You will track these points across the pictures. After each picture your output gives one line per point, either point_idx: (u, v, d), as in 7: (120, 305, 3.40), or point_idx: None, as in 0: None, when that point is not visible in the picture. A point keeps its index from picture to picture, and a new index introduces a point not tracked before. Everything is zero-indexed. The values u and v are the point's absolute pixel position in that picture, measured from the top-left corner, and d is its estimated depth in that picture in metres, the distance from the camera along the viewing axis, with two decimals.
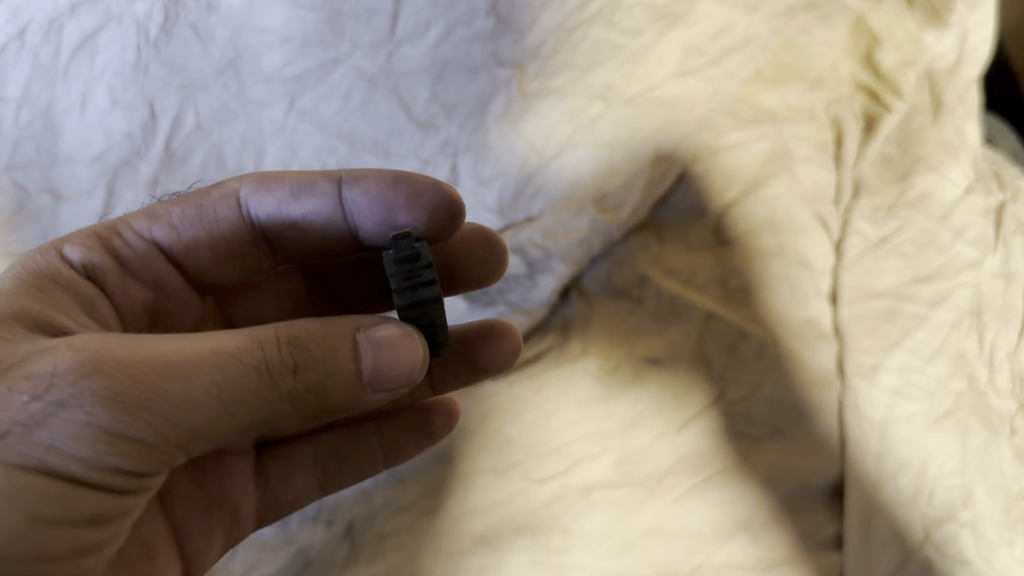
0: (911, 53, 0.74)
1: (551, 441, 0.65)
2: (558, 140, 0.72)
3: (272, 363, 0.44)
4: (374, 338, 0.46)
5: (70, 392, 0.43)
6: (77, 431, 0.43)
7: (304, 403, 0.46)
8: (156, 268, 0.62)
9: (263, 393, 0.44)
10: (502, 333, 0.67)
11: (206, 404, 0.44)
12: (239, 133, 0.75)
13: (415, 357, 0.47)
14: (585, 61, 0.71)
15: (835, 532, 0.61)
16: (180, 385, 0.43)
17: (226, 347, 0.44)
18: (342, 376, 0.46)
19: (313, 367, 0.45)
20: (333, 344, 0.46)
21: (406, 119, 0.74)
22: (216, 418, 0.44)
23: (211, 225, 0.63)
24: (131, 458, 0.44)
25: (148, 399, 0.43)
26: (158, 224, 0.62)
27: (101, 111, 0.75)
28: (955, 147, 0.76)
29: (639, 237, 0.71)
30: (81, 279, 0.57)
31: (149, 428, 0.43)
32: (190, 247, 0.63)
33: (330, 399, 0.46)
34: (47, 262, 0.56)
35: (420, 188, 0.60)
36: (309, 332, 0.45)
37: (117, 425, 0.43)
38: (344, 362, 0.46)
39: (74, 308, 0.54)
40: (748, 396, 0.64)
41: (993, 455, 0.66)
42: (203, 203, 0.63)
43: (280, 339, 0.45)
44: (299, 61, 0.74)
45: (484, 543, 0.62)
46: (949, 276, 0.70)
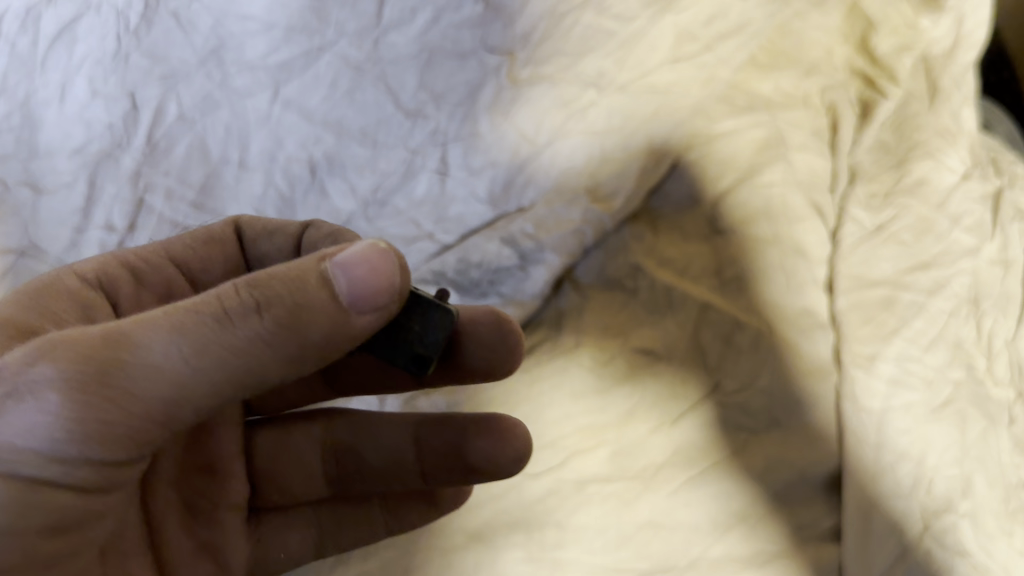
0: (907, 39, 0.76)
1: (545, 435, 0.64)
2: (550, 130, 0.70)
3: (230, 309, 0.40)
4: (341, 261, 0.41)
5: (26, 378, 0.40)
6: (37, 417, 0.40)
7: (280, 345, 0.41)
8: (173, 284, 0.61)
9: (230, 342, 0.40)
10: (495, 428, 0.58)
11: (171, 367, 0.40)
12: (222, 124, 0.73)
13: (393, 270, 0.42)
14: (576, 47, 0.70)
15: (833, 524, 0.61)
16: (140, 353, 0.40)
17: (182, 306, 0.41)
18: (316, 309, 0.41)
19: (277, 304, 0.41)
20: (297, 277, 0.41)
21: (393, 108, 0.72)
22: (188, 381, 0.41)
23: (221, 246, 0.62)
24: (103, 438, 0.41)
25: (105, 372, 0.40)
26: (174, 248, 0.62)
27: (81, 102, 0.74)
28: (952, 133, 0.75)
29: (632, 227, 0.70)
30: (88, 288, 0.57)
31: (115, 404, 0.41)
32: (206, 267, 0.62)
33: (309, 338, 0.41)
34: (56, 275, 0.57)
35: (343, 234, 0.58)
36: (270, 273, 0.41)
37: (78, 404, 0.40)
38: (314, 293, 0.41)
39: (69, 313, 0.55)
40: (745, 387, 0.63)
41: (992, 444, 0.66)
42: (210, 232, 0.62)
43: (238, 284, 0.41)
44: (283, 48, 0.73)
45: (477, 538, 0.61)
46: (946, 264, 0.69)
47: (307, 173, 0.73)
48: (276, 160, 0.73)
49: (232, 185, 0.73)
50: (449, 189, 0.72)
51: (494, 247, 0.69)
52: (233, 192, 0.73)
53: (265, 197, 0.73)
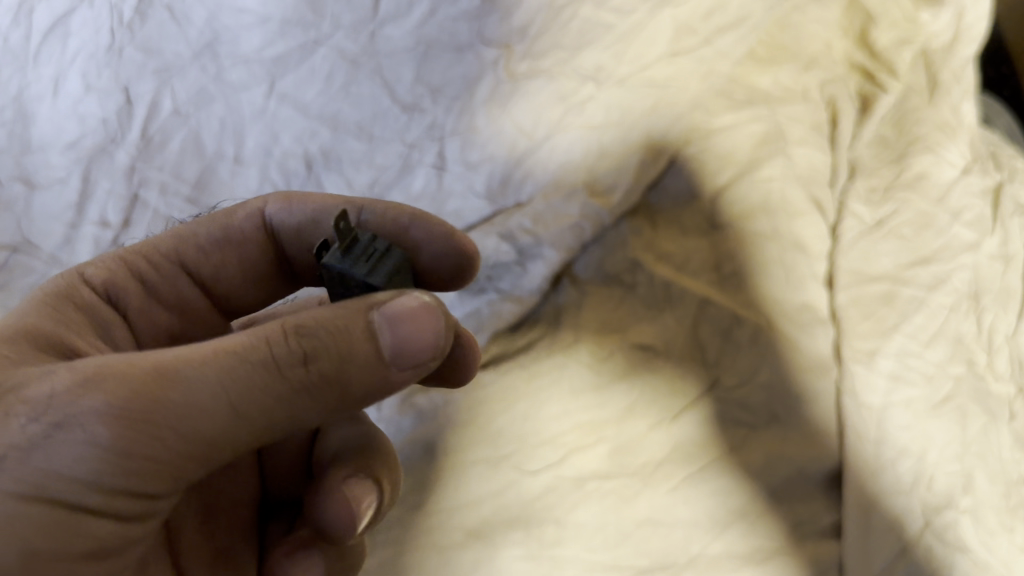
0: (906, 31, 0.75)
1: (544, 432, 0.63)
2: (547, 124, 0.70)
3: (280, 357, 0.38)
4: (387, 312, 0.39)
5: (65, 417, 0.37)
6: (74, 459, 0.37)
7: (325, 396, 0.39)
8: (183, 290, 0.55)
9: (275, 391, 0.38)
10: (339, 490, 0.51)
11: (216, 410, 0.37)
12: (217, 118, 0.72)
13: (435, 328, 0.40)
14: (575, 40, 0.69)
15: (834, 520, 0.60)
16: (185, 398, 0.37)
17: (230, 345, 0.38)
18: (363, 361, 0.39)
19: (326, 355, 0.38)
20: (347, 327, 0.38)
21: (389, 102, 0.72)
22: (231, 428, 0.38)
23: (241, 244, 0.56)
24: (142, 477, 0.38)
25: (149, 417, 0.37)
26: (184, 248, 0.55)
27: (74, 96, 0.73)
28: (952, 128, 0.74)
29: (630, 222, 0.69)
30: (104, 305, 0.51)
31: (157, 446, 0.37)
32: (221, 267, 0.56)
33: (354, 390, 0.39)
34: (64, 287, 0.50)
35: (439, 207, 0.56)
36: (320, 318, 0.38)
37: (123, 446, 0.37)
38: (360, 344, 0.38)
39: (89, 332, 0.49)
40: (744, 382, 0.63)
41: (993, 440, 0.65)
42: (230, 225, 0.56)
43: (287, 328, 0.38)
44: (278, 42, 0.72)
45: (477, 536, 0.60)
46: (946, 259, 0.68)
47: (303, 168, 0.72)
48: (272, 154, 0.72)
49: (226, 180, 0.72)
50: (446, 184, 0.72)
51: (492, 242, 0.69)
52: (228, 186, 0.72)
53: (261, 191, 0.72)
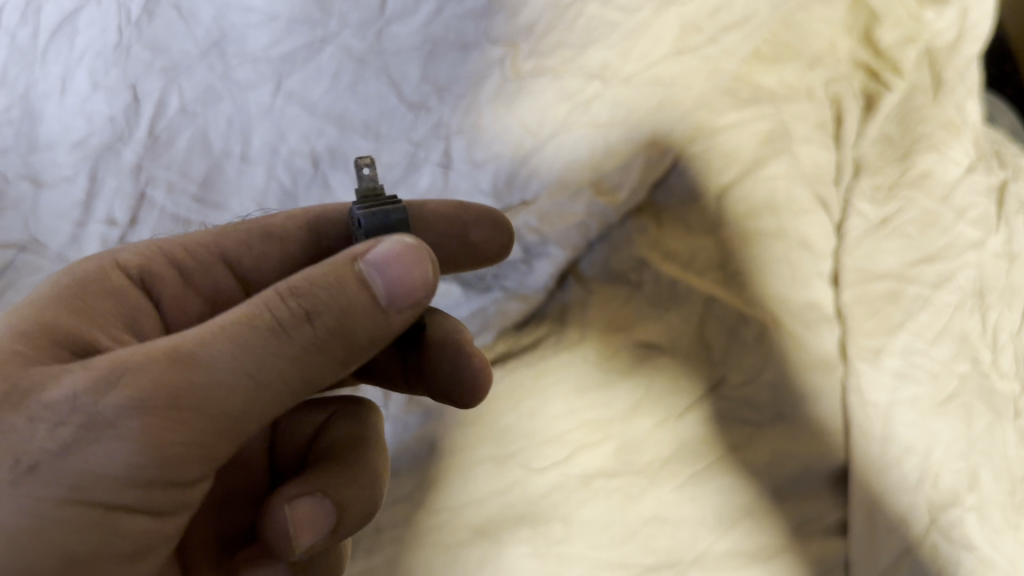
0: (910, 31, 0.75)
1: (550, 430, 0.63)
2: (554, 123, 0.70)
3: (282, 320, 0.39)
4: (373, 259, 0.40)
5: (89, 413, 0.38)
6: (107, 452, 0.38)
7: (332, 348, 0.40)
8: (219, 283, 0.56)
9: (288, 353, 0.39)
10: (283, 510, 0.48)
11: (235, 381, 0.39)
12: (224, 117, 0.72)
13: (424, 267, 0.41)
14: (581, 38, 0.69)
15: (839, 518, 0.61)
16: (203, 375, 0.38)
17: (234, 318, 0.39)
18: (362, 310, 0.40)
19: (326, 308, 0.39)
20: (338, 281, 0.40)
21: (396, 100, 0.72)
22: (253, 398, 0.39)
23: (281, 242, 0.57)
24: (177, 463, 0.39)
25: (172, 398, 0.38)
26: (224, 244, 0.57)
27: (81, 95, 0.73)
28: (956, 126, 0.74)
29: (635, 221, 0.69)
30: (135, 288, 0.52)
31: (187, 426, 0.38)
32: (260, 264, 0.57)
33: (358, 340, 0.41)
34: (93, 267, 0.51)
35: (499, 218, 0.61)
36: (311, 277, 0.40)
37: (153, 435, 0.38)
38: (355, 295, 0.40)
39: (114, 318, 0.49)
40: (750, 380, 0.63)
41: (998, 437, 0.65)
42: (272, 225, 0.57)
43: (282, 291, 0.39)
44: (286, 40, 0.72)
45: (484, 534, 0.61)
46: (951, 257, 0.68)
47: (310, 167, 0.72)
48: (278, 153, 0.72)
49: (233, 179, 0.72)
50: (452, 182, 0.71)
51: None
52: (234, 185, 0.72)
53: (268, 189, 0.72)
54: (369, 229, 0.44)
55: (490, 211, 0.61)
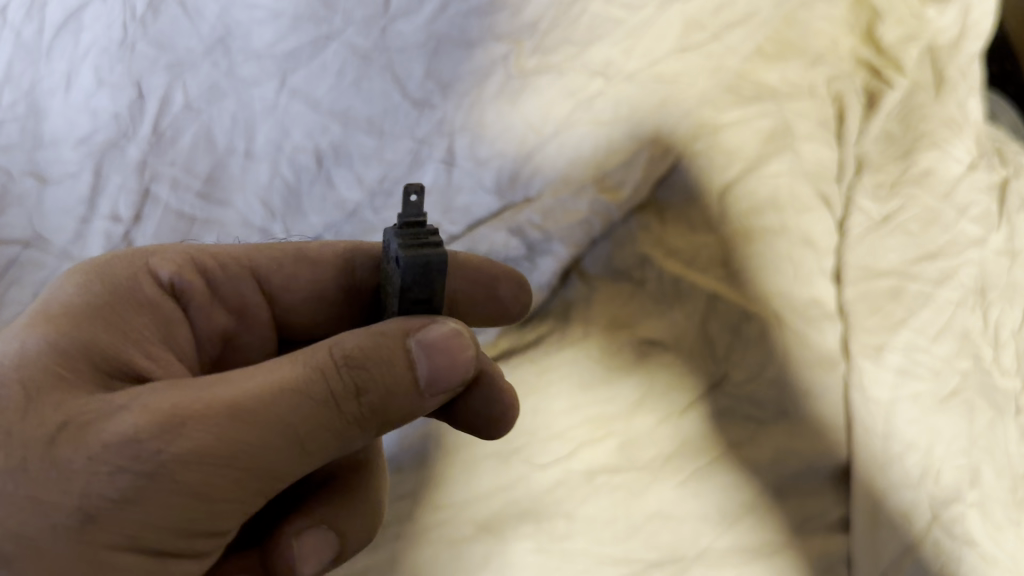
0: (912, 29, 0.75)
1: (554, 426, 0.64)
2: (557, 120, 0.70)
3: (335, 391, 0.40)
4: (425, 340, 0.41)
5: (154, 465, 0.38)
6: (166, 506, 0.38)
7: (372, 424, 0.42)
8: (247, 297, 0.55)
9: (332, 424, 0.40)
10: (291, 543, 0.49)
11: (283, 448, 0.40)
12: (228, 113, 0.73)
13: (467, 356, 0.43)
14: (585, 36, 0.70)
15: (842, 514, 0.61)
16: (260, 438, 0.39)
17: (289, 381, 0.40)
18: (404, 390, 0.42)
19: (373, 387, 0.41)
20: (387, 357, 0.41)
21: (401, 97, 0.72)
22: (294, 462, 0.41)
23: (315, 266, 0.56)
24: (218, 517, 0.40)
25: (231, 458, 0.39)
26: (258, 259, 0.55)
27: (86, 91, 0.73)
28: (959, 123, 0.74)
29: (639, 217, 0.69)
30: (166, 297, 0.50)
31: (234, 485, 0.39)
32: (289, 283, 0.56)
33: (395, 417, 0.42)
34: (130, 273, 0.49)
35: (522, 283, 0.61)
36: (364, 348, 0.41)
37: (204, 490, 0.39)
38: (400, 375, 0.41)
39: (150, 330, 0.48)
40: (753, 377, 0.63)
41: (999, 434, 0.65)
42: (308, 250, 0.56)
43: (336, 359, 0.41)
44: (290, 37, 0.72)
45: (487, 529, 0.61)
46: (953, 254, 0.68)
47: (314, 163, 0.72)
48: (282, 149, 0.72)
49: (238, 175, 0.72)
50: (456, 179, 0.71)
51: (501, 237, 0.69)
52: (239, 181, 0.72)
53: (272, 186, 0.72)
54: (406, 268, 0.41)
55: (513, 271, 0.60)
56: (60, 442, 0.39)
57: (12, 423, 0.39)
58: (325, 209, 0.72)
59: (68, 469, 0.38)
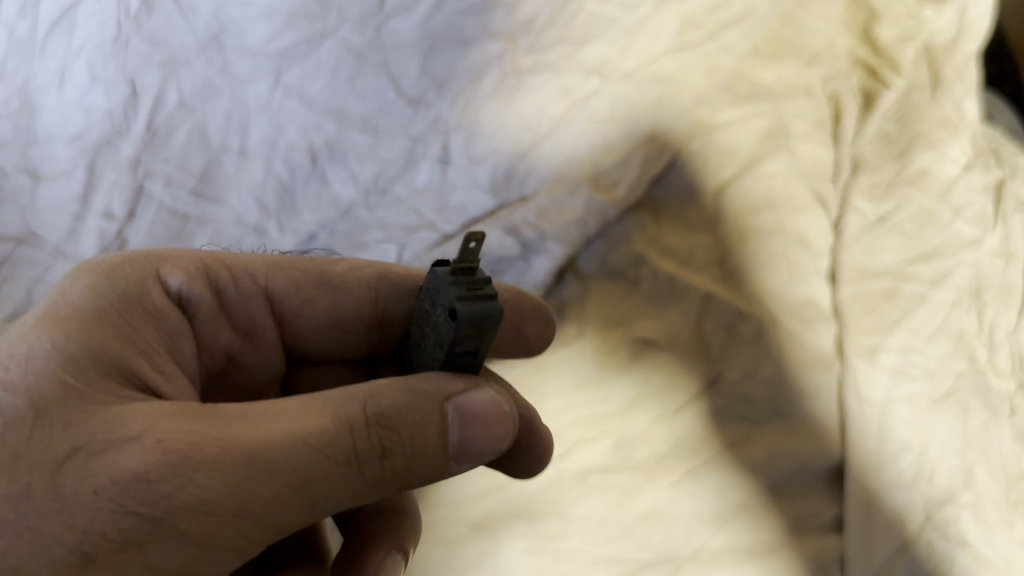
0: (910, 28, 0.75)
1: (548, 426, 0.64)
2: (552, 119, 0.70)
3: (359, 451, 0.40)
4: (462, 408, 0.42)
5: (161, 509, 0.38)
6: (166, 552, 0.38)
7: (392, 486, 0.42)
8: (257, 317, 0.55)
9: (351, 482, 0.41)
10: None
11: (300, 503, 0.40)
12: (222, 111, 0.72)
13: (499, 427, 0.44)
14: (580, 34, 0.70)
15: (834, 515, 0.61)
16: (276, 490, 0.39)
17: (317, 434, 0.40)
18: (429, 456, 0.42)
19: (401, 450, 0.41)
20: (420, 417, 0.41)
21: (395, 96, 0.71)
22: (305, 517, 0.41)
23: (333, 287, 0.56)
24: (217, 568, 0.40)
25: (242, 509, 0.39)
26: (277, 279, 0.55)
27: (80, 88, 0.73)
28: (954, 124, 0.74)
29: (633, 217, 0.69)
30: (172, 307, 0.50)
31: (239, 537, 0.39)
32: (304, 307, 0.56)
33: (416, 481, 0.42)
34: (141, 280, 0.49)
35: (549, 322, 0.60)
36: (399, 408, 0.41)
37: (210, 540, 0.39)
38: (429, 439, 0.42)
39: (157, 344, 0.48)
40: (748, 377, 0.63)
41: (993, 435, 0.65)
42: (331, 275, 0.56)
43: (368, 416, 0.41)
44: (284, 35, 0.71)
45: (480, 529, 0.61)
46: (948, 255, 0.68)
47: (308, 162, 0.72)
48: (276, 147, 0.72)
49: (232, 173, 0.72)
50: (451, 177, 0.72)
51: (496, 237, 0.68)
52: (232, 178, 0.73)
53: (266, 184, 0.72)
54: (461, 322, 0.39)
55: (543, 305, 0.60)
56: (65, 473, 0.38)
57: (17, 445, 0.39)
58: (319, 207, 0.72)
59: (72, 502, 0.38)
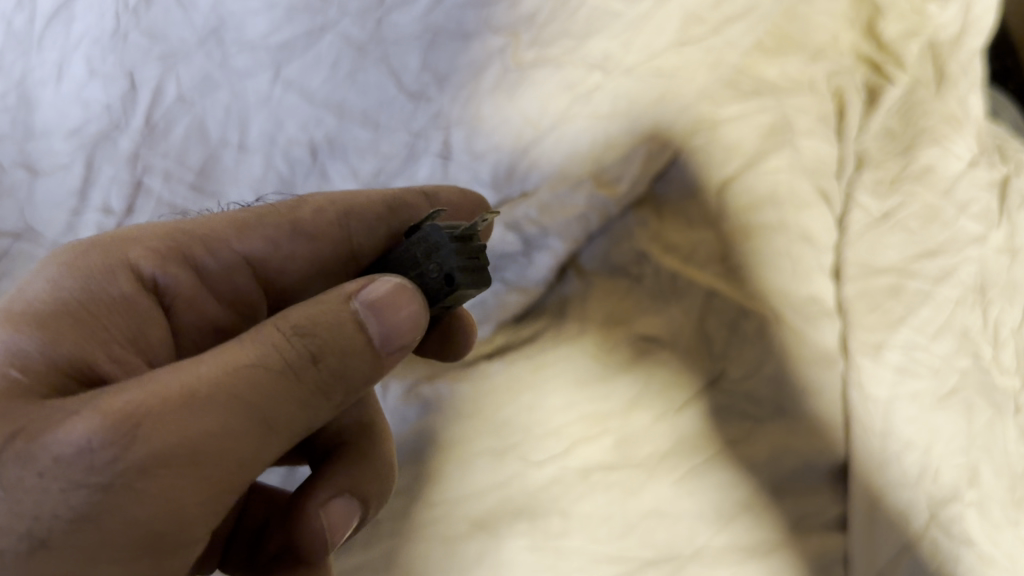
0: (913, 24, 0.75)
1: (549, 423, 0.63)
2: (554, 114, 0.70)
3: (290, 363, 0.40)
4: (369, 300, 0.41)
5: (106, 475, 0.36)
6: (126, 522, 0.37)
7: (336, 392, 0.41)
8: (236, 283, 0.56)
9: (294, 397, 0.40)
10: (319, 515, 0.53)
11: (250, 430, 0.39)
12: (222, 105, 0.72)
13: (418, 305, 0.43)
14: (583, 29, 0.69)
15: (839, 513, 0.60)
16: (221, 423, 0.38)
17: (241, 360, 0.39)
18: (361, 352, 0.41)
19: (330, 352, 0.40)
20: (338, 319, 0.41)
21: (396, 90, 0.71)
22: (261, 445, 0.40)
23: (310, 238, 0.58)
24: (194, 522, 0.39)
25: (192, 455, 0.38)
26: (249, 239, 0.56)
27: (78, 81, 0.73)
28: (959, 120, 0.73)
29: (636, 213, 0.69)
30: (144, 295, 0.50)
31: (204, 483, 0.38)
32: (286, 264, 0.58)
33: (359, 381, 0.42)
34: (105, 266, 0.48)
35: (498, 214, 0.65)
36: (312, 316, 0.41)
37: (172, 491, 0.37)
38: (354, 336, 0.41)
39: (123, 332, 0.47)
40: (750, 374, 0.63)
41: (998, 433, 0.65)
42: (299, 220, 0.58)
43: (284, 331, 0.40)
44: (284, 28, 0.71)
45: (481, 526, 0.61)
46: (953, 251, 0.67)
47: (308, 156, 0.72)
48: (276, 142, 0.72)
49: (231, 168, 0.72)
50: (451, 172, 0.71)
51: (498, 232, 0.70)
52: (231, 174, 0.72)
53: (266, 178, 0.72)
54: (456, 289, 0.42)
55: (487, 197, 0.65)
56: (8, 462, 0.38)
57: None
58: None
59: (18, 489, 0.37)
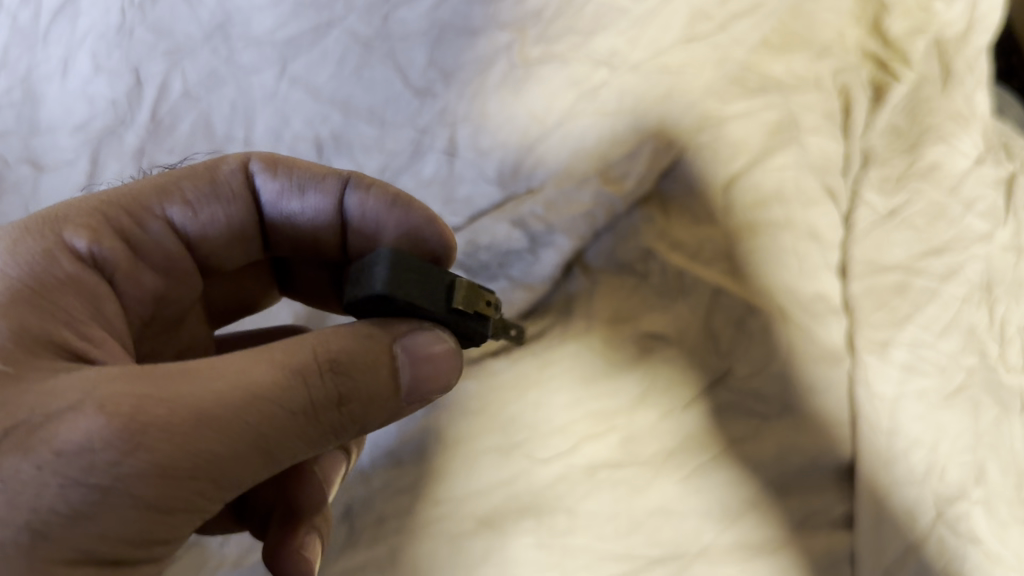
0: (920, 20, 0.74)
1: (555, 421, 0.63)
2: (560, 110, 0.71)
3: (315, 399, 0.41)
4: (412, 351, 0.44)
5: (108, 477, 0.38)
6: (118, 520, 0.39)
7: (347, 431, 0.44)
8: (168, 250, 0.57)
9: (306, 429, 0.42)
10: None
11: (253, 454, 0.41)
12: (227, 101, 0.74)
13: (450, 367, 0.46)
14: (588, 25, 0.71)
15: (846, 511, 0.59)
16: (229, 446, 0.40)
17: (265, 386, 0.41)
18: (383, 398, 0.44)
19: (357, 396, 0.43)
20: (374, 362, 0.43)
21: (402, 86, 0.73)
22: (258, 467, 0.42)
23: (226, 204, 0.58)
24: (174, 525, 0.41)
25: (193, 470, 0.39)
26: (171, 200, 0.57)
27: (83, 77, 0.75)
28: (965, 117, 0.72)
29: (643, 210, 0.69)
30: (88, 270, 0.51)
31: (197, 495, 0.41)
32: (205, 231, 0.59)
33: (372, 422, 0.44)
34: (46, 250, 0.49)
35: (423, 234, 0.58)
36: (348, 353, 0.42)
37: (165, 500, 0.40)
38: (384, 381, 0.43)
39: (79, 310, 0.48)
40: (757, 372, 0.62)
41: (1005, 431, 0.64)
42: (214, 180, 0.58)
43: (320, 364, 0.42)
44: (290, 23, 0.74)
45: (487, 524, 0.60)
46: (959, 249, 0.67)
47: (314, 151, 0.73)
48: (282, 138, 0.73)
49: None
50: (457, 170, 0.72)
51: (503, 229, 0.70)
52: None
53: None
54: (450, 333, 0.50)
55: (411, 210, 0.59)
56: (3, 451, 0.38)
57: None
58: None
59: (14, 481, 0.38)
